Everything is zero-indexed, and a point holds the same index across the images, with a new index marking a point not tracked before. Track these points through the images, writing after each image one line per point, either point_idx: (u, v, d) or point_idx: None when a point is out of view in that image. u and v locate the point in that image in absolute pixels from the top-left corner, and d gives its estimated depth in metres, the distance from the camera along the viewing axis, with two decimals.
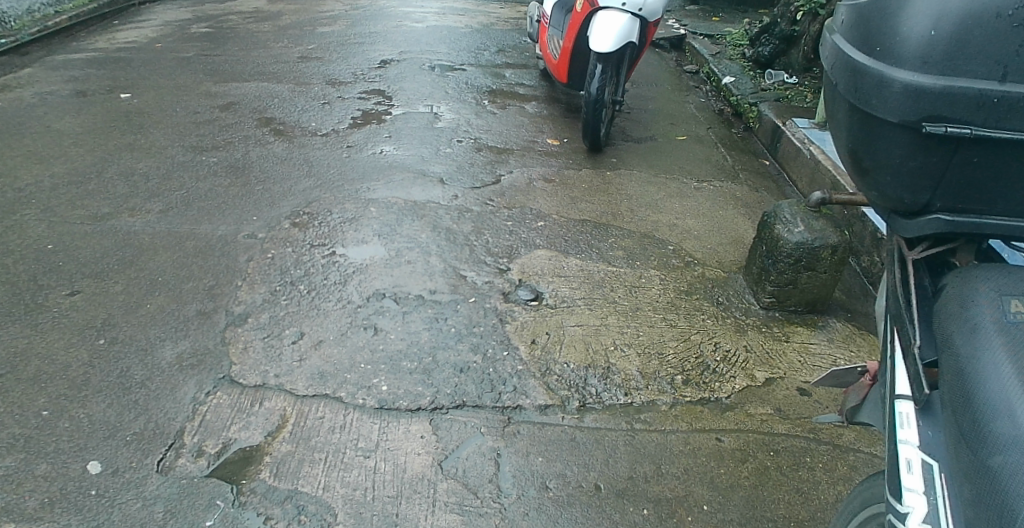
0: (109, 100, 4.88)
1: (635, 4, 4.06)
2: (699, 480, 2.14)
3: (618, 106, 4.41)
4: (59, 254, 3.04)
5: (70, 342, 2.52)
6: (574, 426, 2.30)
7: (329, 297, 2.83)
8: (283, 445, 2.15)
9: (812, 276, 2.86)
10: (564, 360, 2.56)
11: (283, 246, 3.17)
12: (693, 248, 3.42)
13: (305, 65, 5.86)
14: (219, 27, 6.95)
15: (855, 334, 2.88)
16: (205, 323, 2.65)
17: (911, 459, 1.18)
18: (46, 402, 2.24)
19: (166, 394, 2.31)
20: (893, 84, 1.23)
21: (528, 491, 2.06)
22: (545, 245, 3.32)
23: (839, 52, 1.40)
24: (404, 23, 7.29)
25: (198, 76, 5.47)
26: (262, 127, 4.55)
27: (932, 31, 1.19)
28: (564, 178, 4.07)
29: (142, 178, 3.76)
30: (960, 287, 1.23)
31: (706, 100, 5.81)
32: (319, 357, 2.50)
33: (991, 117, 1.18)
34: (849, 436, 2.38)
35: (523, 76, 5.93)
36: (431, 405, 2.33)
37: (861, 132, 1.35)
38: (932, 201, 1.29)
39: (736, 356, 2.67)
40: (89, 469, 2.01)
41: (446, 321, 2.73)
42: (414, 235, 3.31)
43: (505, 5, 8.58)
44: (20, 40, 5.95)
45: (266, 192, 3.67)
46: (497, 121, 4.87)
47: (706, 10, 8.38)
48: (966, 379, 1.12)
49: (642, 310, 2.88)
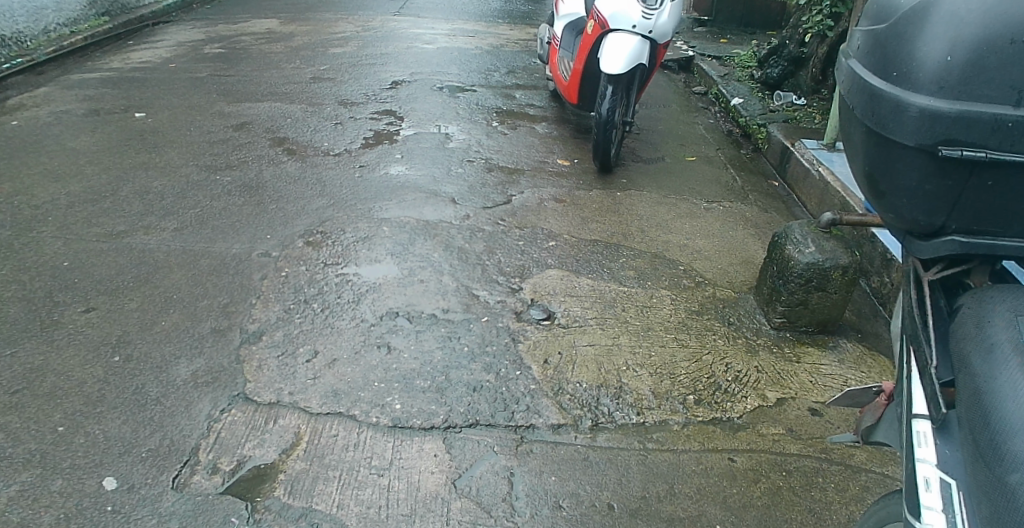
0: (124, 119, 4.96)
1: (645, 26, 4.10)
2: (711, 500, 2.14)
3: (628, 127, 4.46)
4: (75, 271, 3.08)
5: (86, 359, 2.54)
6: (587, 445, 2.31)
7: (342, 315, 2.86)
8: (298, 463, 2.16)
9: (823, 297, 2.88)
10: (576, 379, 2.58)
11: (297, 264, 3.21)
12: (703, 267, 3.44)
13: (317, 86, 5.94)
14: (232, 48, 7.08)
15: (865, 355, 2.88)
16: (219, 341, 2.68)
17: (929, 477, 1.20)
18: (62, 418, 2.27)
19: (181, 411, 2.33)
20: (909, 108, 1.26)
21: (542, 510, 2.06)
22: (557, 265, 3.35)
23: (856, 77, 1.43)
24: (415, 45, 7.40)
25: (211, 96, 5.56)
26: (275, 146, 4.61)
27: (948, 57, 1.22)
28: (574, 198, 4.11)
29: (156, 196, 3.81)
30: (975, 308, 1.25)
31: (715, 121, 5.86)
32: (333, 375, 2.52)
33: (1005, 141, 1.20)
34: (861, 457, 2.37)
35: (533, 97, 6.00)
36: (445, 424, 2.34)
37: (878, 156, 1.37)
38: (947, 223, 1.31)
39: (748, 376, 2.68)
40: (105, 485, 2.03)
41: (459, 340, 2.75)
42: (426, 255, 3.34)
43: (514, 28, 8.68)
44: (36, 60, 6.09)
45: (280, 210, 3.72)
46: (508, 141, 4.92)
47: (714, 32, 8.49)
48: (985, 399, 1.12)
49: (654, 330, 2.89)
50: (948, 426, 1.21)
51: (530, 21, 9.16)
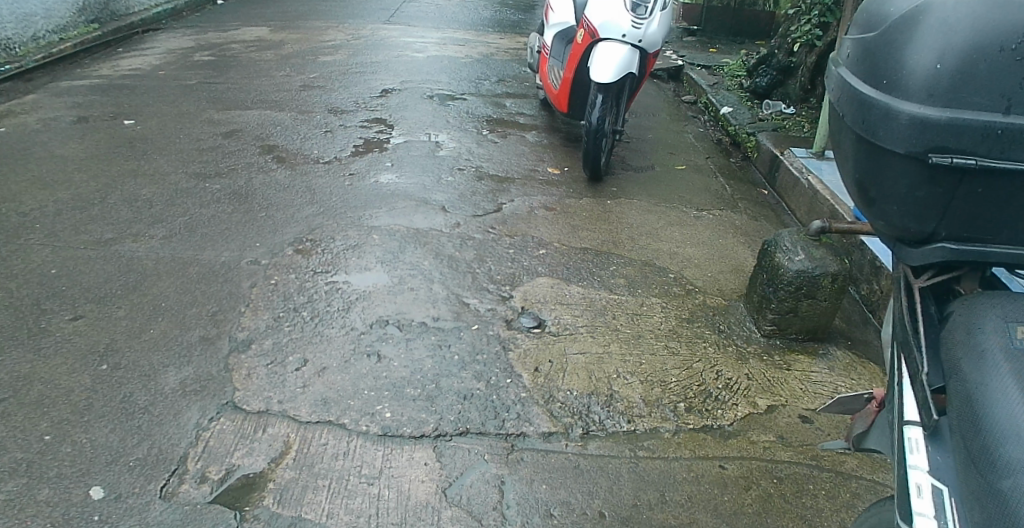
0: (112, 126, 4.93)
1: (635, 35, 4.13)
2: (703, 507, 2.14)
3: (618, 135, 4.48)
4: (62, 279, 3.05)
5: (73, 368, 2.51)
6: (578, 453, 2.30)
7: (332, 324, 2.84)
8: (287, 472, 2.14)
9: (812, 304, 2.89)
10: (567, 388, 2.57)
11: (287, 272, 3.19)
12: (693, 275, 3.45)
13: (307, 94, 5.93)
14: (222, 55, 7.05)
15: (855, 363, 2.90)
16: (208, 349, 2.65)
17: (921, 483, 1.20)
18: (48, 427, 2.23)
19: (169, 420, 2.30)
20: (900, 116, 1.27)
21: (533, 518, 2.05)
22: (547, 273, 3.35)
23: (846, 85, 1.44)
24: (405, 53, 7.41)
25: (200, 104, 5.53)
26: (264, 154, 4.59)
27: (937, 64, 1.23)
28: (565, 206, 4.11)
29: (145, 204, 3.79)
30: (966, 314, 1.26)
31: (704, 129, 5.90)
32: (323, 383, 2.50)
33: (995, 148, 1.21)
34: (851, 464, 2.38)
35: (523, 105, 6.02)
36: (435, 432, 2.33)
37: (867, 163, 1.38)
38: (937, 230, 1.33)
39: (738, 384, 2.68)
40: (92, 495, 2.00)
41: (449, 348, 2.74)
42: (417, 262, 3.34)
43: (504, 37, 8.71)
44: (24, 67, 6.04)
45: (269, 218, 3.71)
46: (498, 150, 4.93)
47: (704, 41, 8.58)
48: (976, 406, 1.13)
49: (644, 338, 2.90)
50: (938, 432, 1.21)
51: (521, 30, 9.20)
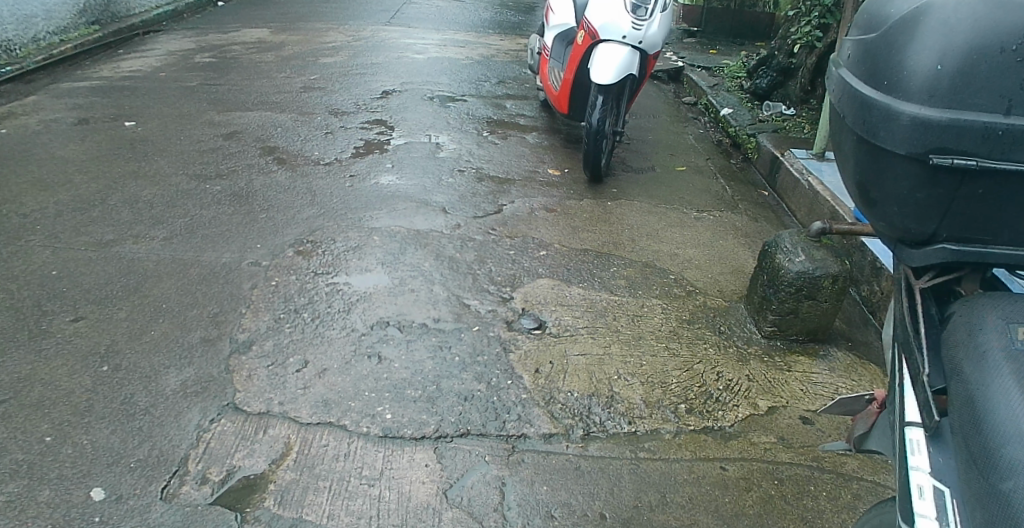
0: (113, 128, 4.93)
1: (635, 37, 4.13)
2: (704, 508, 2.14)
3: (619, 137, 4.48)
4: (63, 280, 3.05)
5: (73, 369, 2.51)
6: (578, 454, 2.30)
7: (332, 325, 2.84)
8: (288, 473, 2.14)
9: (812, 305, 2.90)
10: (568, 389, 2.57)
11: (287, 273, 3.19)
12: (694, 276, 3.45)
13: (307, 95, 5.93)
14: (222, 57, 7.06)
15: (856, 364, 2.90)
16: (208, 351, 2.65)
17: (923, 485, 1.20)
18: (49, 428, 2.23)
19: (170, 421, 2.30)
20: (901, 117, 1.27)
21: (534, 519, 2.05)
22: (547, 274, 3.35)
23: (846, 86, 1.44)
24: (406, 55, 7.41)
25: (201, 105, 5.53)
26: (265, 156, 4.59)
27: (938, 65, 1.24)
28: (565, 208, 4.12)
29: (146, 205, 3.79)
30: (967, 315, 1.26)
31: (705, 130, 5.90)
32: (323, 385, 2.50)
33: (995, 149, 1.22)
34: (852, 465, 2.38)
35: (524, 106, 6.02)
36: (436, 434, 2.33)
37: (867, 164, 1.38)
38: (938, 231, 1.33)
39: (739, 385, 2.68)
40: (93, 496, 2.00)
41: (450, 349, 2.74)
42: (417, 263, 3.34)
43: (505, 38, 8.72)
44: (24, 69, 6.04)
45: (270, 220, 3.71)
46: (498, 151, 4.93)
47: (704, 42, 8.58)
48: (977, 407, 1.13)
49: (645, 339, 2.90)
50: (940, 433, 1.21)
51: (521, 32, 9.21)
